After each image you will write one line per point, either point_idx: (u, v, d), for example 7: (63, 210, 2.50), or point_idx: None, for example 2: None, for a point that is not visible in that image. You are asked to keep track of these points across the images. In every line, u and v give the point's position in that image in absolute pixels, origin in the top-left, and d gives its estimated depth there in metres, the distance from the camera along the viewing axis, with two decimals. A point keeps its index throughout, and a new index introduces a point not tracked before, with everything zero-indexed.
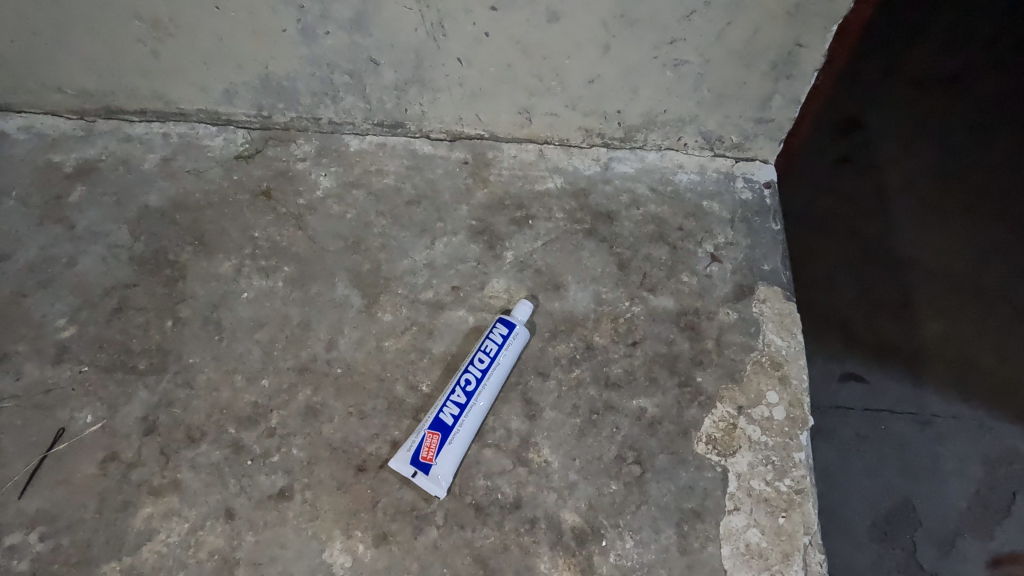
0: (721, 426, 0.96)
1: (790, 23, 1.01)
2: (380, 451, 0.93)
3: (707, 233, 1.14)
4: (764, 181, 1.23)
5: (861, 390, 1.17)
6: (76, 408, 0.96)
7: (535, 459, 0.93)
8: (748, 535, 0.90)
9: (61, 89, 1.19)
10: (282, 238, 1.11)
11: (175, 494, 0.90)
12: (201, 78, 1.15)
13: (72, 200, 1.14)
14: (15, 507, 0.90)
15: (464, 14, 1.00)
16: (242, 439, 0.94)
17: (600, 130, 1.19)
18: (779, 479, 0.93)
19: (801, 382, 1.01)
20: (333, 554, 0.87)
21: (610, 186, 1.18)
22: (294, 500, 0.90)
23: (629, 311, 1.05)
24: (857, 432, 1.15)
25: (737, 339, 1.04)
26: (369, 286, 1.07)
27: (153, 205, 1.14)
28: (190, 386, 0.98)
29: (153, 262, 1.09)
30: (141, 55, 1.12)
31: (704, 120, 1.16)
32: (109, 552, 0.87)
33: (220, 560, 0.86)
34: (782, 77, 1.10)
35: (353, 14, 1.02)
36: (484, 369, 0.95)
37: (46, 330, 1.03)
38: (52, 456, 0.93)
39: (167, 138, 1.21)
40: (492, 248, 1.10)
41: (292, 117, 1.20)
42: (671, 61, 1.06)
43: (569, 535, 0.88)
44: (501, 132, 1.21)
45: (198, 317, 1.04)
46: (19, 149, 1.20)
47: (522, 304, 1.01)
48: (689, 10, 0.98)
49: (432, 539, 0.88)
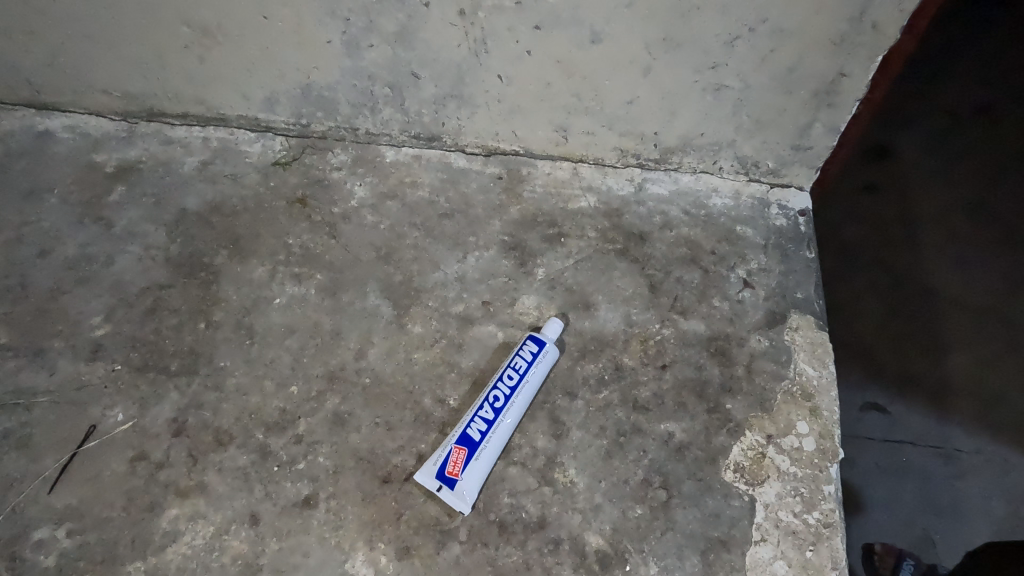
0: (750, 455, 0.95)
1: (835, 51, 0.99)
2: (406, 464, 0.93)
3: (740, 258, 1.13)
4: (799, 209, 1.22)
5: (882, 421, 1.13)
6: (108, 407, 0.97)
7: (561, 479, 0.92)
8: (775, 567, 0.88)
9: (107, 90, 1.21)
10: (316, 246, 1.12)
11: (201, 496, 0.91)
12: (244, 85, 1.17)
13: (112, 200, 1.16)
14: (44, 502, 0.91)
15: (508, 33, 1.01)
16: (270, 445, 0.94)
17: (636, 151, 1.19)
18: (807, 511, 0.92)
19: (832, 414, 0.99)
20: (356, 565, 0.86)
21: (644, 208, 1.18)
22: (319, 508, 0.90)
23: (660, 333, 1.05)
24: (877, 462, 1.10)
25: (769, 366, 1.03)
26: (400, 298, 1.07)
27: (190, 207, 1.16)
28: (220, 389, 0.99)
29: (188, 265, 1.10)
30: (187, 61, 1.14)
31: (741, 145, 1.16)
32: (134, 552, 0.87)
33: (243, 565, 0.86)
34: (824, 105, 1.07)
35: (398, 29, 1.03)
36: (513, 385, 0.95)
37: (82, 327, 1.04)
38: (82, 452, 0.94)
39: (207, 142, 1.23)
40: (523, 264, 1.11)
41: (330, 127, 1.22)
42: (711, 86, 1.06)
43: (592, 558, 0.88)
44: (537, 149, 1.21)
45: (231, 321, 1.05)
46: (62, 147, 1.22)
47: (553, 321, 1.01)
48: (732, 37, 0.98)
49: (455, 555, 0.87)
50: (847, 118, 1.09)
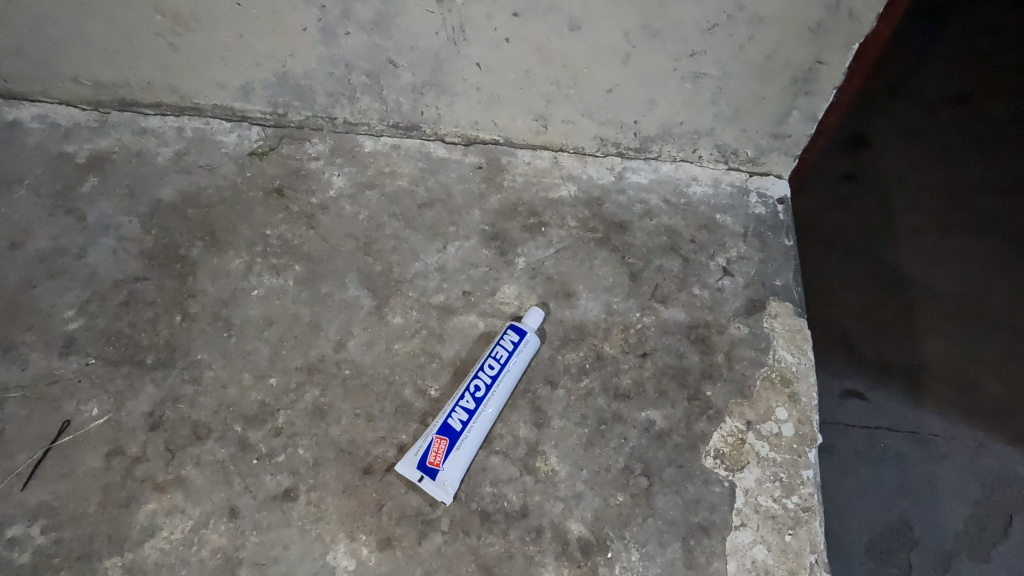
0: (730, 441, 0.96)
1: (811, 39, 1.00)
2: (387, 455, 0.93)
3: (719, 246, 1.13)
4: (778, 197, 1.22)
5: (861, 407, 1.18)
6: (82, 402, 0.96)
7: (542, 467, 0.92)
8: (754, 551, 0.89)
9: (77, 79, 1.19)
10: (294, 237, 1.11)
11: (179, 491, 0.90)
12: (219, 74, 1.15)
13: (84, 191, 1.14)
14: (17, 499, 0.89)
15: (486, 20, 1.00)
16: (249, 437, 0.93)
17: (616, 140, 1.19)
18: (787, 496, 0.93)
19: (810, 400, 1.00)
20: (337, 557, 0.86)
21: (624, 196, 1.18)
22: (299, 501, 0.89)
23: (640, 322, 1.05)
24: (856, 449, 1.16)
25: (748, 353, 1.03)
26: (379, 288, 1.06)
27: (165, 198, 1.14)
28: (198, 383, 0.97)
29: (163, 257, 1.08)
30: (159, 49, 1.12)
31: (720, 133, 1.16)
32: (110, 548, 0.86)
33: (223, 558, 0.85)
34: (801, 93, 1.09)
35: (375, 16, 1.02)
36: (494, 375, 0.95)
37: (54, 321, 1.02)
38: (57, 448, 0.93)
39: (181, 133, 1.21)
40: (503, 253, 1.10)
41: (307, 116, 1.20)
42: (691, 74, 1.06)
43: (574, 546, 0.88)
44: (517, 138, 1.20)
45: (207, 313, 1.03)
46: (32, 137, 1.20)
47: (533, 311, 1.00)
48: (710, 25, 0.98)
49: (437, 545, 0.87)
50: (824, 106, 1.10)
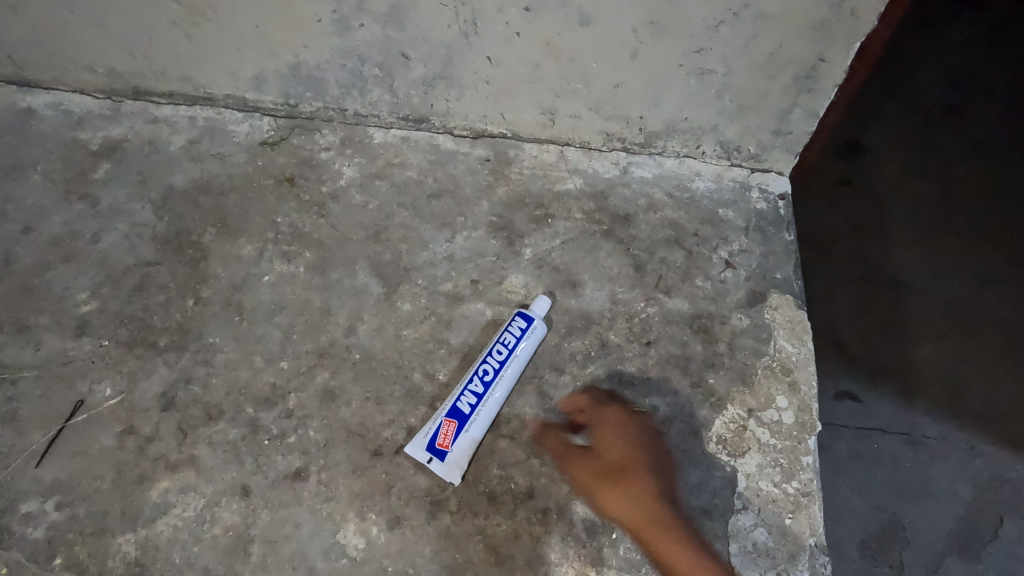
0: (732, 427, 0.98)
1: (815, 37, 1.02)
2: (397, 437, 0.94)
3: (722, 240, 1.16)
4: (778, 192, 1.24)
5: (854, 408, 1.23)
6: (95, 382, 0.97)
7: (548, 451, 0.94)
8: (755, 534, 0.91)
9: (91, 68, 1.20)
10: (305, 225, 1.12)
11: (192, 470, 0.91)
12: (233, 64, 1.17)
13: (97, 177, 1.16)
14: (31, 476, 0.90)
15: (498, 14, 1.03)
16: (260, 419, 0.95)
17: (621, 135, 1.21)
18: (786, 481, 0.95)
19: (810, 389, 1.03)
20: (347, 536, 0.87)
21: (628, 189, 1.20)
22: (310, 480, 0.91)
23: (644, 311, 1.07)
24: (850, 448, 1.20)
25: (749, 343, 1.06)
26: (389, 276, 1.08)
27: (177, 185, 1.15)
28: (210, 364, 0.99)
29: (176, 242, 1.10)
30: (175, 39, 1.14)
31: (723, 129, 1.19)
32: (123, 524, 0.87)
33: (234, 535, 0.87)
34: (804, 90, 1.10)
35: (389, 9, 1.04)
36: (502, 360, 0.97)
37: (68, 303, 1.03)
38: (70, 427, 0.94)
39: (194, 122, 1.22)
40: (510, 243, 1.12)
41: (319, 107, 1.22)
42: (696, 70, 1.09)
43: (579, 527, 0.90)
44: (523, 132, 1.23)
45: (219, 298, 1.05)
46: (46, 124, 1.21)
47: (541, 299, 1.02)
48: (716, 21, 1.01)
49: (445, 525, 0.89)
50: (825, 103, 1.12)
